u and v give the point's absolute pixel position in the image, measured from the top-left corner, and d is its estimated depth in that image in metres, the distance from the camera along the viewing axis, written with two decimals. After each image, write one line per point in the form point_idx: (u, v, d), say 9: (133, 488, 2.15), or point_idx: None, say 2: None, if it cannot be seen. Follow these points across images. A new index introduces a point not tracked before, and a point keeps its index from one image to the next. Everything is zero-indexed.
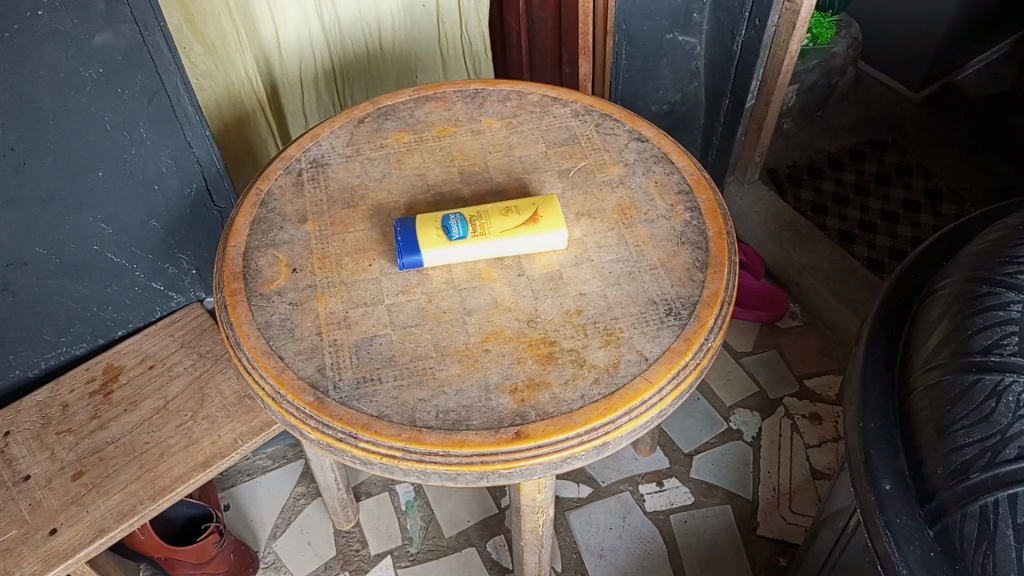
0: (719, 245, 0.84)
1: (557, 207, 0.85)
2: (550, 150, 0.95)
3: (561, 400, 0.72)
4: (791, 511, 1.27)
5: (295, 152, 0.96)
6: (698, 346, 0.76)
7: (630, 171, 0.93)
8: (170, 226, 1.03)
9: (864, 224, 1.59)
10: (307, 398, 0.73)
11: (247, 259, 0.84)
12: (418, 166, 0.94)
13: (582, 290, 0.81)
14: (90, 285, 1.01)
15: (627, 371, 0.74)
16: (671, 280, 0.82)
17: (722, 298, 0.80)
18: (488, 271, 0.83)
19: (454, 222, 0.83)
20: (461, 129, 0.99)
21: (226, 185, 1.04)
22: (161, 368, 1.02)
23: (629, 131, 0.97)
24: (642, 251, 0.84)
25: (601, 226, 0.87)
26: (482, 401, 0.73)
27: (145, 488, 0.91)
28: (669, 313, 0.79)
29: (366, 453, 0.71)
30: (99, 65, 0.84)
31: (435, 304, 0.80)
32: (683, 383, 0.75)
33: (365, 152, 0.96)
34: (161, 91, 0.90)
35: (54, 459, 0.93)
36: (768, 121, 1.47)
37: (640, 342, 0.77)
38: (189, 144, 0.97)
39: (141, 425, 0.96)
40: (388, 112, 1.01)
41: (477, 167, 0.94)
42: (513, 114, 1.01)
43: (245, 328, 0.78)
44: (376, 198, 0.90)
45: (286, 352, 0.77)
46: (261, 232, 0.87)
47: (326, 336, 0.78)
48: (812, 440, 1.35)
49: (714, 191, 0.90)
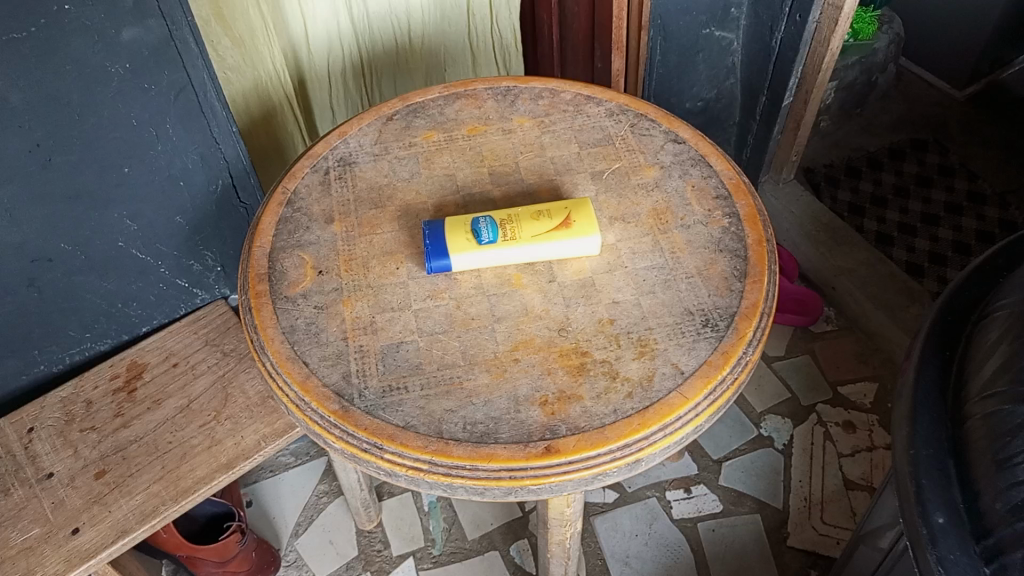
0: (758, 253, 0.81)
1: (591, 211, 0.82)
2: (584, 151, 0.93)
3: (592, 414, 0.70)
4: (823, 522, 1.24)
5: (322, 149, 0.94)
6: (736, 360, 0.74)
7: (666, 174, 0.90)
8: (196, 223, 1.02)
9: (903, 226, 1.54)
10: (331, 406, 0.71)
11: (273, 260, 0.82)
12: (448, 166, 0.92)
13: (615, 298, 0.78)
14: (115, 281, 1.00)
15: (661, 386, 0.72)
16: (708, 289, 0.79)
17: (762, 310, 0.77)
18: (518, 277, 0.81)
19: (485, 226, 0.81)
20: (492, 128, 0.96)
21: (253, 181, 1.02)
22: (185, 366, 1.01)
23: (665, 132, 0.94)
24: (678, 259, 0.81)
25: (636, 231, 0.84)
26: (511, 413, 0.70)
27: (167, 489, 0.90)
28: (706, 325, 0.76)
29: (392, 465, 0.69)
30: (127, 60, 0.83)
31: (464, 311, 0.78)
32: (720, 399, 0.72)
33: (394, 151, 0.94)
34: (188, 87, 0.89)
35: (77, 458, 0.93)
36: (806, 120, 1.43)
37: (675, 355, 0.74)
38: (215, 140, 0.95)
39: (164, 424, 0.95)
40: (418, 109, 0.99)
41: (507, 168, 0.91)
42: (545, 113, 0.98)
43: (269, 332, 0.77)
44: (404, 199, 0.88)
45: (311, 358, 0.75)
46: (287, 232, 0.85)
47: (352, 342, 0.76)
48: (845, 449, 1.31)
49: (754, 196, 0.87)
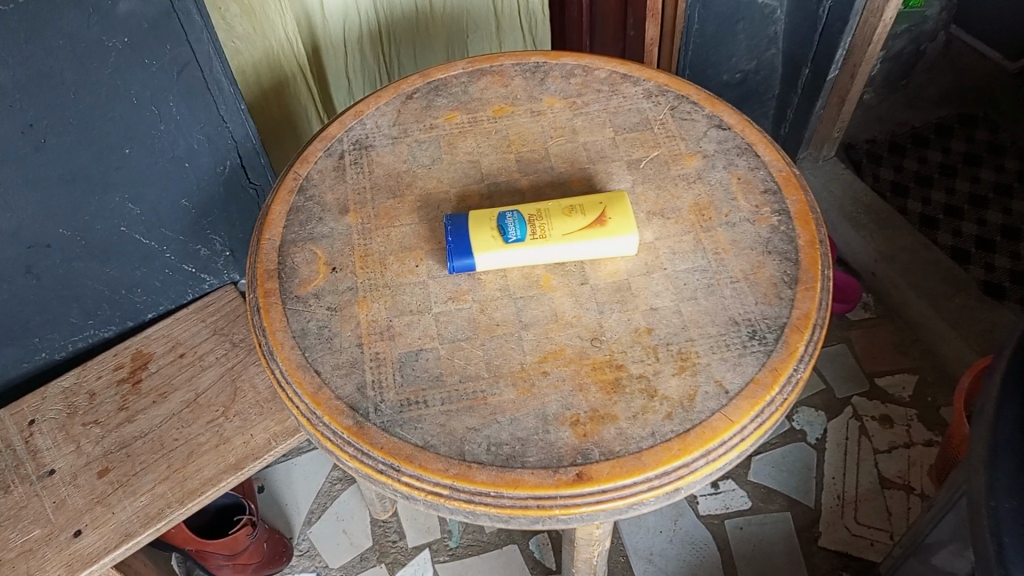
0: (810, 257, 0.74)
1: (628, 206, 0.75)
2: (619, 137, 0.85)
3: (628, 437, 0.64)
4: (856, 522, 1.19)
5: (336, 131, 0.87)
6: (786, 379, 0.67)
7: (709, 164, 0.82)
8: (202, 206, 0.95)
9: (949, 208, 1.46)
10: (345, 421, 0.66)
11: (283, 255, 0.76)
12: (471, 152, 0.85)
13: (652, 304, 0.72)
14: (117, 267, 0.94)
15: (704, 407, 0.66)
16: (755, 297, 0.72)
17: (815, 320, 0.71)
18: (546, 278, 0.75)
19: (512, 222, 0.74)
20: (519, 109, 0.89)
21: (263, 161, 0.96)
22: (192, 357, 0.96)
23: (708, 116, 0.86)
24: (722, 261, 0.75)
25: (676, 228, 0.77)
26: (539, 434, 0.65)
27: (173, 490, 0.86)
28: (753, 337, 0.70)
29: (409, 489, 0.63)
30: (125, 34, 0.76)
31: (488, 315, 0.72)
32: (768, 422, 0.66)
33: (414, 134, 0.86)
34: (193, 62, 0.82)
35: (79, 454, 0.88)
36: (851, 94, 1.34)
37: (719, 370, 0.68)
38: (223, 119, 0.89)
39: (170, 419, 0.91)
40: (439, 87, 0.91)
41: (536, 154, 0.84)
42: (577, 93, 0.90)
43: (279, 336, 0.71)
44: (424, 187, 0.82)
45: (322, 365, 0.69)
46: (299, 223, 0.79)
47: (368, 349, 0.70)
48: (881, 445, 1.26)
49: (805, 191, 0.80)
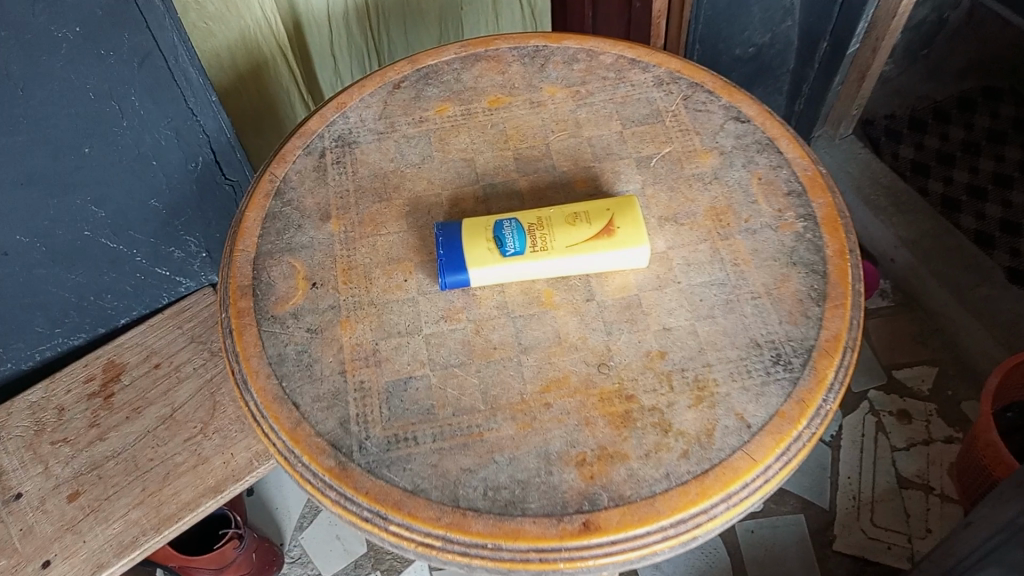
0: (839, 269, 0.67)
1: (636, 213, 0.68)
2: (627, 131, 0.78)
3: (640, 480, 0.58)
4: (872, 524, 1.14)
5: (317, 125, 0.79)
6: (814, 411, 0.61)
7: (727, 162, 0.75)
8: (174, 206, 0.88)
9: (972, 189, 1.38)
10: (327, 462, 0.60)
11: (258, 268, 0.69)
12: (465, 149, 0.77)
13: (665, 324, 0.66)
14: (83, 273, 0.86)
15: (723, 444, 0.59)
16: (779, 314, 0.65)
17: (845, 342, 0.64)
18: (548, 294, 0.68)
19: (509, 232, 0.67)
20: (518, 100, 0.81)
21: (238, 156, 0.88)
22: (168, 368, 0.89)
23: (725, 106, 0.78)
24: (742, 274, 0.68)
25: (690, 236, 0.70)
26: (541, 476, 0.58)
27: (148, 516, 0.80)
28: (777, 361, 0.63)
29: (398, 540, 0.57)
30: (77, 23, 0.68)
31: (484, 337, 0.66)
32: (795, 460, 0.60)
33: (402, 128, 0.79)
34: (155, 51, 0.74)
35: (48, 476, 0.82)
36: (872, 70, 1.25)
37: (739, 401, 0.61)
38: (192, 112, 0.81)
39: (144, 437, 0.84)
40: (430, 75, 0.83)
41: (535, 151, 0.77)
42: (581, 80, 0.82)
43: (253, 364, 0.64)
44: (413, 189, 0.74)
45: (301, 397, 0.63)
46: (275, 232, 0.72)
47: (352, 377, 0.64)
48: (899, 442, 1.20)
49: (833, 193, 0.72)
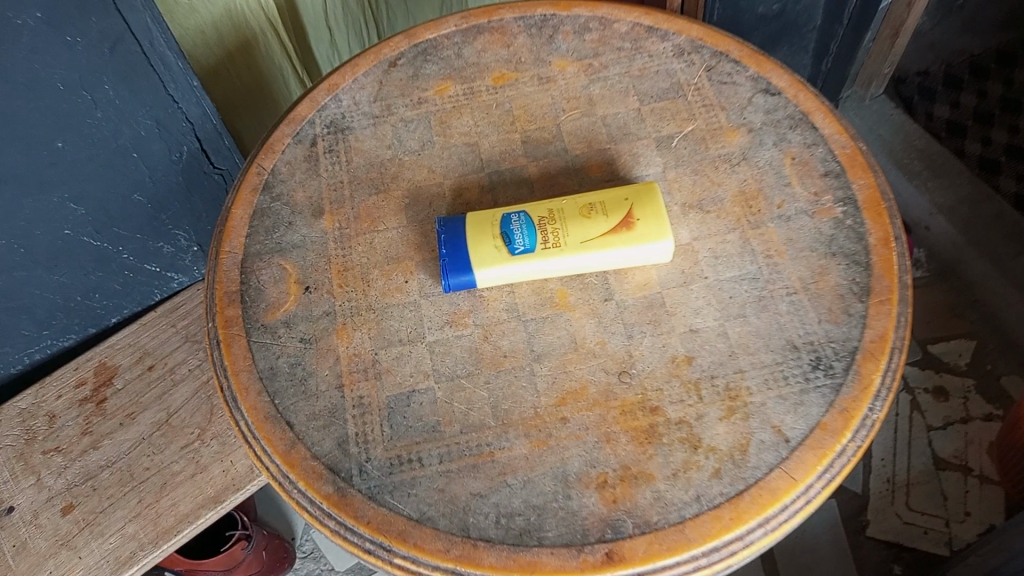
0: (885, 259, 0.61)
1: (658, 201, 0.62)
2: (645, 108, 0.71)
3: (667, 504, 0.53)
4: (908, 508, 1.09)
5: (306, 110, 0.72)
6: (859, 423, 0.55)
7: (756, 140, 0.68)
8: (159, 200, 0.82)
9: (1012, 149, 1.30)
10: (324, 488, 0.55)
11: (247, 272, 0.64)
12: (468, 132, 0.71)
13: (692, 325, 0.60)
14: (67, 274, 0.81)
15: (759, 461, 0.54)
16: (817, 313, 0.60)
17: (893, 343, 0.58)
18: (562, 294, 0.62)
19: (518, 228, 0.61)
20: (525, 76, 0.74)
21: (227, 144, 0.83)
22: (162, 370, 0.84)
23: (753, 77, 0.71)
24: (776, 267, 0.62)
25: (717, 225, 0.64)
26: (558, 501, 0.53)
27: (146, 529, 0.75)
28: (817, 366, 0.57)
29: (403, 574, 0.52)
30: (38, 8, 0.61)
31: (492, 344, 0.60)
32: (839, 478, 0.54)
33: (399, 111, 0.72)
34: (127, 35, 0.69)
35: (41, 488, 0.77)
36: (907, 25, 1.17)
37: (776, 413, 0.56)
38: (173, 99, 0.76)
39: (139, 445, 0.79)
40: (428, 50, 0.76)
41: (545, 132, 0.70)
42: (593, 52, 0.75)
43: (243, 379, 0.59)
44: (413, 179, 0.68)
45: (296, 416, 0.57)
46: (264, 230, 0.66)
47: (350, 392, 0.58)
48: (935, 421, 1.14)
49: (875, 172, 0.65)
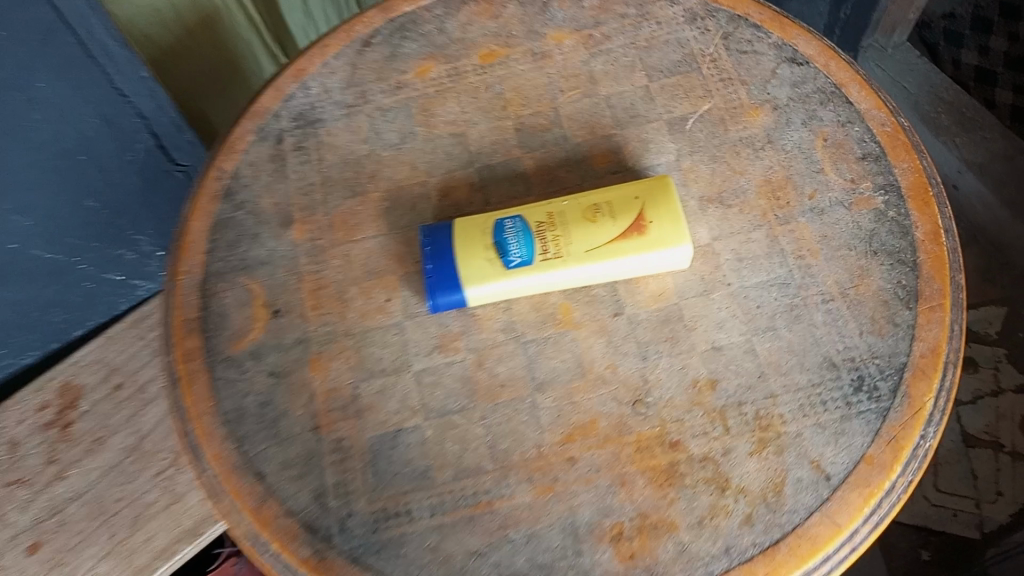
0: (935, 258, 0.53)
1: (672, 198, 0.53)
2: (655, 85, 0.62)
3: (691, 559, 0.46)
4: (935, 489, 0.99)
5: (270, 101, 0.64)
6: (910, 454, 0.48)
7: (782, 119, 0.59)
8: (114, 205, 0.76)
9: None
10: (301, 551, 0.48)
11: (208, 295, 0.56)
12: (454, 121, 0.62)
13: (716, 342, 0.52)
14: (23, 291, 0.72)
15: (797, 504, 0.47)
16: (858, 323, 0.52)
17: (946, 358, 0.51)
18: (566, 309, 0.54)
19: (513, 236, 0.53)
20: (517, 51, 0.65)
21: (187, 138, 0.81)
22: (132, 390, 0.77)
23: (776, 45, 0.62)
24: (808, 271, 0.54)
25: (740, 222, 0.56)
26: (567, 558, 0.47)
27: (120, 567, 0.70)
28: (860, 388, 0.50)
29: None
30: None
31: (488, 372, 0.53)
32: (888, 519, 0.47)
33: (375, 98, 0.64)
34: (61, 26, 0.61)
35: (4, 525, 0.71)
36: None
37: (814, 445, 0.49)
38: (121, 93, 0.70)
39: (109, 474, 0.73)
40: (406, 26, 0.67)
41: (541, 118, 0.62)
42: (593, 21, 0.65)
43: (207, 424, 0.52)
44: (393, 178, 0.60)
45: (267, 465, 0.51)
46: (226, 245, 0.58)
47: (328, 435, 0.51)
48: (963, 395, 1.04)
49: (920, 153, 0.57)
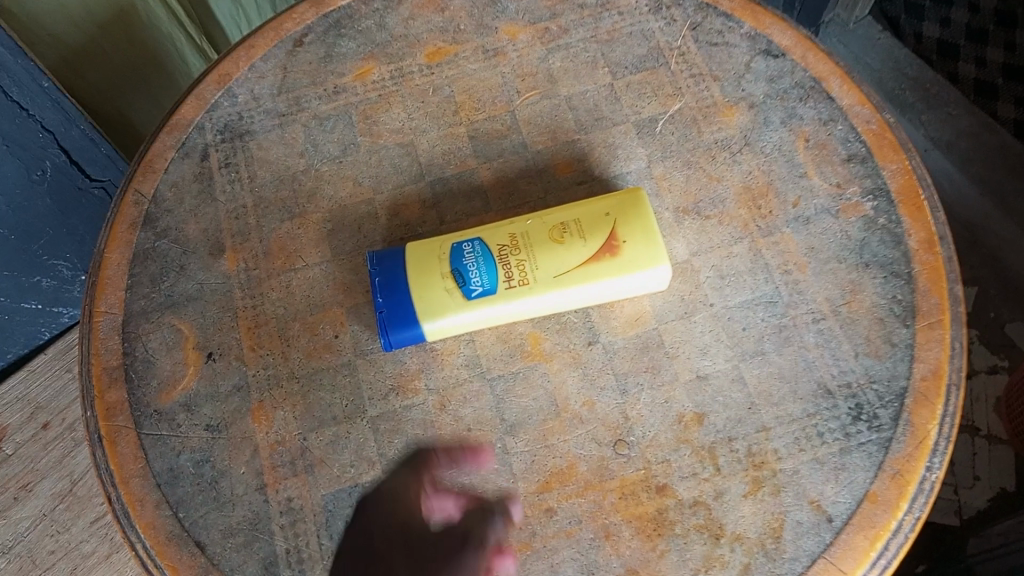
0: (932, 269, 0.49)
1: (646, 214, 0.48)
2: (620, 83, 0.57)
3: None
4: None
5: (191, 111, 0.56)
6: (916, 488, 0.44)
7: (759, 119, 0.55)
8: (23, 228, 0.69)
9: None
10: None
11: (130, 339, 0.50)
12: (401, 129, 0.56)
13: (700, 370, 0.48)
14: None
15: (799, 551, 0.43)
16: (852, 344, 0.48)
17: (949, 379, 0.47)
18: (535, 339, 0.49)
19: (473, 263, 0.48)
20: (466, 48, 0.59)
21: (104, 151, 0.72)
22: (59, 429, 0.74)
23: (750, 35, 0.57)
24: (796, 287, 0.49)
25: (720, 234, 0.51)
26: None
27: None
28: (858, 416, 0.46)
29: None
30: None
31: (452, 416, 0.47)
32: (896, 561, 0.44)
33: (311, 105, 0.57)
34: None
35: None
36: None
37: (812, 483, 0.45)
38: (20, 106, 0.62)
39: (40, 524, 0.71)
40: (342, 21, 0.60)
41: (497, 123, 0.56)
42: (549, 13, 0.59)
43: (135, 489, 0.46)
44: (335, 196, 0.54)
45: (208, 534, 0.45)
46: (149, 280, 0.51)
47: (275, 495, 0.46)
48: None
49: (909, 151, 0.53)
